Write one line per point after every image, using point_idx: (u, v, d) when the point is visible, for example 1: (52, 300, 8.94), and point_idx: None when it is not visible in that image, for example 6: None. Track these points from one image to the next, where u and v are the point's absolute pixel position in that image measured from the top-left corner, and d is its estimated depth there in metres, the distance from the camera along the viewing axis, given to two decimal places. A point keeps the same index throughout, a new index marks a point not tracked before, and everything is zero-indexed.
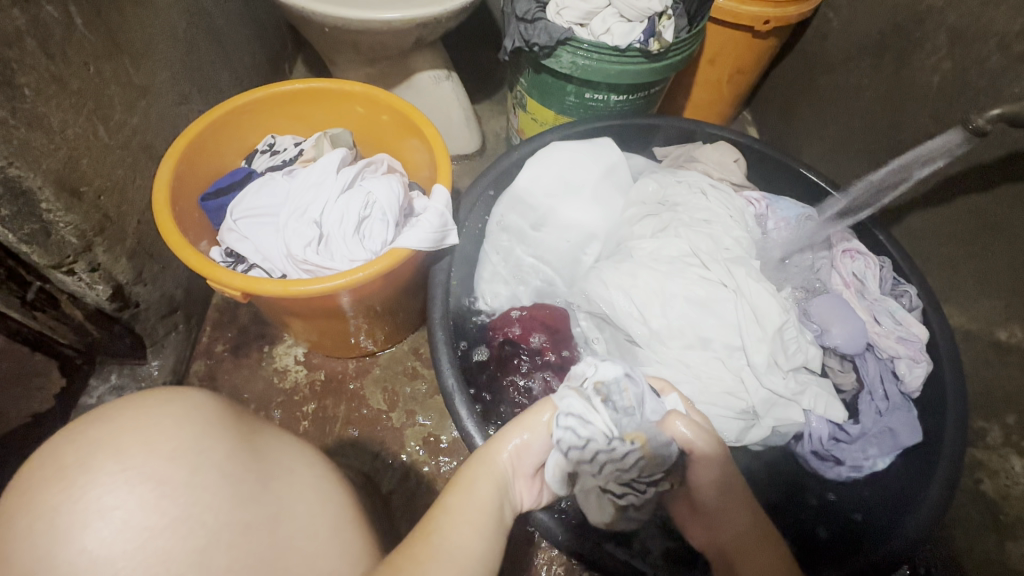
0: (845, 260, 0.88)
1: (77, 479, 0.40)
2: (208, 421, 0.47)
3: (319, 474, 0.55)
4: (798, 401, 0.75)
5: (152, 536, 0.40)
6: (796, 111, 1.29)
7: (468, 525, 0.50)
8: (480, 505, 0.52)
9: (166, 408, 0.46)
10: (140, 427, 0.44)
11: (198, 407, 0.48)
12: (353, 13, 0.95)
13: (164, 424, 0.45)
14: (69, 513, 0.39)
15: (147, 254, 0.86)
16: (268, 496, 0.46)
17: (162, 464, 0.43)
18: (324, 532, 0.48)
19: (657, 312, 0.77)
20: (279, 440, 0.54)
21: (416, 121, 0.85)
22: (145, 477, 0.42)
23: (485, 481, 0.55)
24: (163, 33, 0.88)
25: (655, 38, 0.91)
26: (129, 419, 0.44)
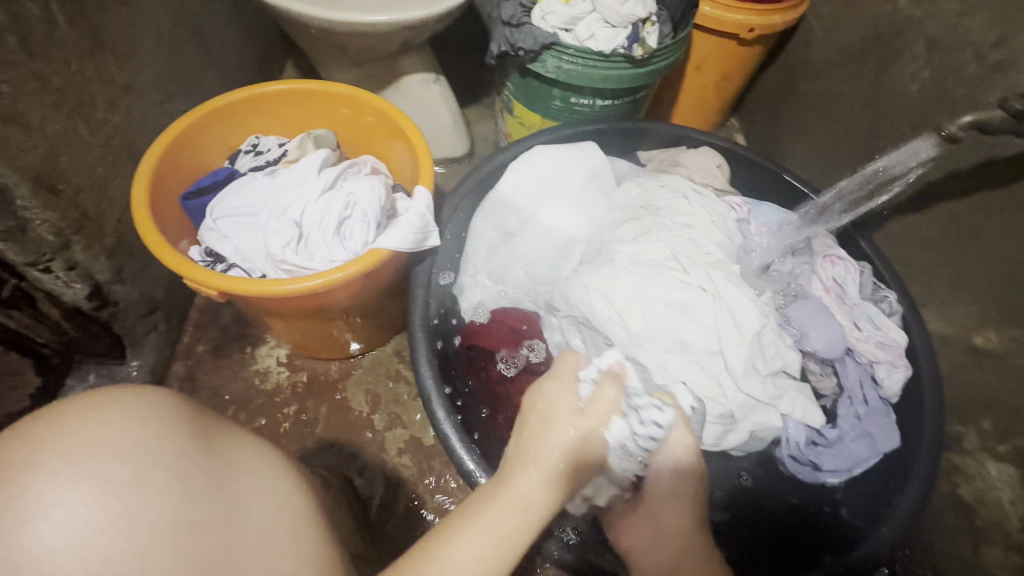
0: (827, 265, 0.88)
1: (19, 477, 0.40)
2: (161, 417, 0.47)
3: (282, 477, 0.55)
4: (776, 406, 0.75)
5: (95, 532, 0.40)
6: (781, 119, 1.30)
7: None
8: (484, 555, 0.47)
9: (119, 404, 0.45)
10: (88, 422, 0.43)
11: (154, 403, 0.47)
12: (340, 15, 0.95)
13: (113, 420, 0.44)
14: (11, 509, 0.39)
15: (127, 253, 0.85)
16: (220, 495, 0.46)
17: (108, 462, 0.42)
18: (278, 534, 0.48)
19: (637, 316, 0.77)
20: (242, 440, 0.54)
21: (400, 123, 0.85)
22: (88, 474, 0.41)
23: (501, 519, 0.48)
24: (148, 33, 0.88)
25: (639, 43, 0.92)
26: (79, 414, 0.44)
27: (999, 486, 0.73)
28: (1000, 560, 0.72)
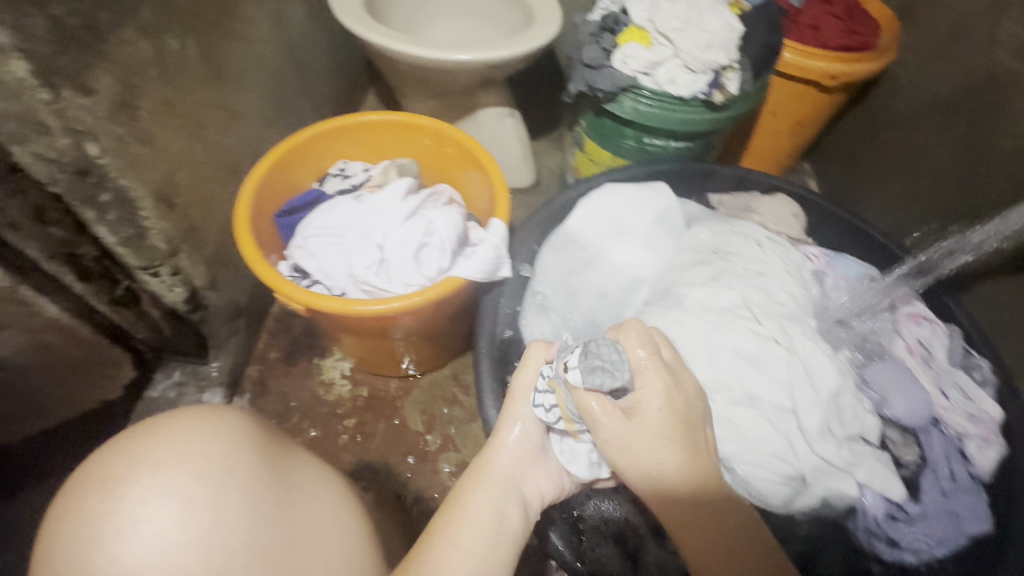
0: (911, 325, 0.84)
1: (114, 492, 0.44)
2: (236, 437, 0.50)
3: (339, 499, 0.58)
4: (852, 473, 0.71)
5: (183, 543, 0.43)
6: (858, 166, 1.26)
7: (475, 552, 0.54)
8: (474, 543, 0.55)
9: (201, 425, 0.50)
10: (176, 443, 0.47)
11: (230, 426, 0.52)
12: (428, 53, 1.01)
13: (195, 442, 0.48)
14: (109, 522, 0.43)
15: (222, 263, 0.92)
16: (286, 520, 0.49)
17: (192, 481, 0.46)
18: (337, 556, 0.52)
19: (704, 364, 0.76)
20: (305, 462, 0.58)
21: (478, 156, 0.89)
22: (176, 493, 0.45)
23: (485, 499, 0.59)
24: (257, 64, 0.97)
25: (719, 89, 0.94)
26: (167, 431, 0.48)
27: None
28: None
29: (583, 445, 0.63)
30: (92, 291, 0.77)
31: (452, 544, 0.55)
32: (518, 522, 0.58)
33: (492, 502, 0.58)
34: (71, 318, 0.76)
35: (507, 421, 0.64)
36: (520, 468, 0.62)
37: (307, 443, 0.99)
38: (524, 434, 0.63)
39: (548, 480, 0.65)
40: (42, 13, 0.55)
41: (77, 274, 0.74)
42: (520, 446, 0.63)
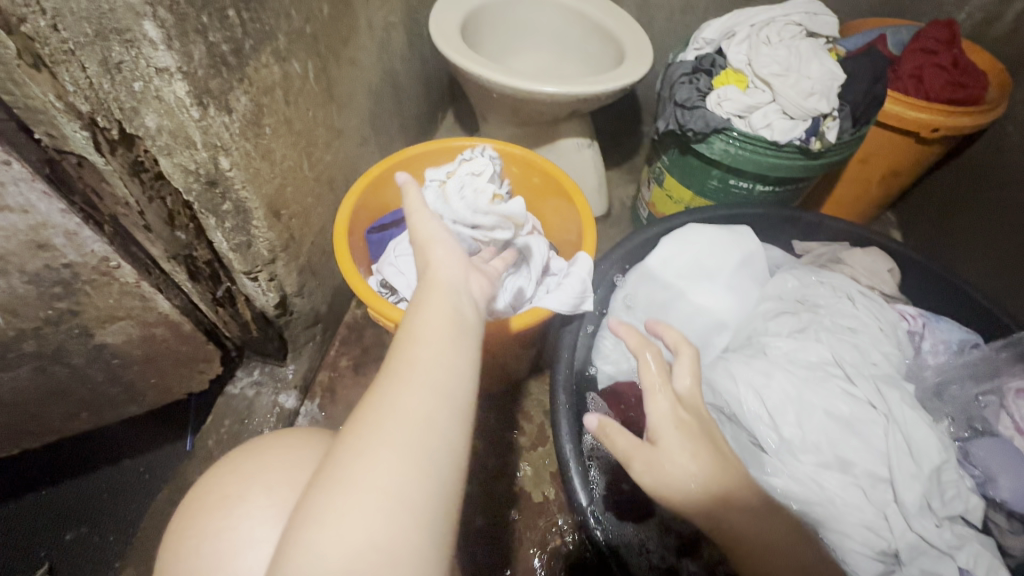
0: (1021, 403, 0.75)
1: (234, 508, 0.52)
2: (327, 454, 0.57)
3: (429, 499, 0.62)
4: (953, 557, 0.65)
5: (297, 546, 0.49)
6: (957, 222, 1.19)
7: (428, 367, 0.42)
8: (434, 381, 0.41)
9: (306, 446, 0.57)
10: (285, 464, 0.55)
11: (331, 446, 0.57)
12: (521, 84, 1.04)
13: (299, 463, 0.54)
14: (232, 536, 0.51)
15: (311, 271, 0.97)
16: None
17: (295, 495, 0.52)
18: None
19: (791, 420, 0.73)
20: None
21: (568, 188, 0.91)
22: (284, 510, 0.51)
23: (434, 319, 0.45)
24: (362, 86, 1.02)
25: (817, 137, 0.91)
26: (273, 456, 0.56)
27: None
28: None
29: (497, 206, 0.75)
30: (199, 290, 0.82)
31: (412, 366, 0.42)
32: (476, 329, 0.47)
33: (445, 316, 0.46)
34: (179, 315, 0.81)
35: (428, 246, 0.53)
36: (463, 279, 0.51)
37: None
38: (449, 250, 0.53)
39: (489, 289, 0.54)
40: (204, 40, 0.59)
41: (188, 273, 0.79)
42: (457, 264, 0.52)
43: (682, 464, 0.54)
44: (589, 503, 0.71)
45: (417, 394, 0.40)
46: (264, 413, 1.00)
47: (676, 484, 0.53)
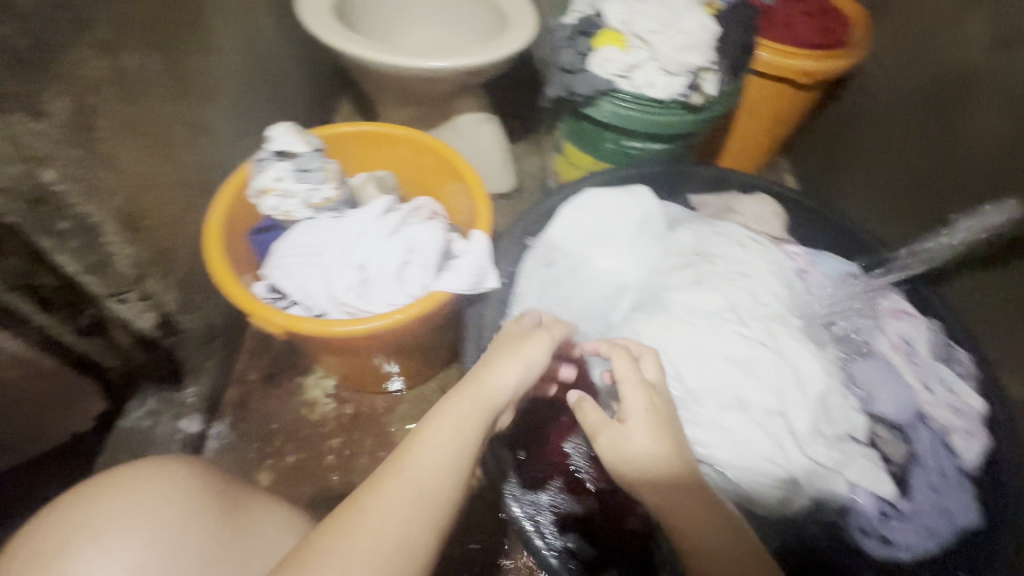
0: (893, 322, 0.85)
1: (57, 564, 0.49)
2: (178, 497, 0.55)
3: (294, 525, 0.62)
4: (842, 473, 0.71)
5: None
6: (838, 162, 1.26)
7: (443, 475, 0.48)
8: (439, 484, 0.48)
9: (153, 485, 0.54)
10: (127, 509, 0.52)
11: (182, 484, 0.56)
12: (402, 61, 0.99)
13: (143, 508, 0.52)
14: None
15: (195, 284, 0.89)
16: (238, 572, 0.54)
17: (138, 543, 0.51)
18: None
19: (692, 370, 0.76)
20: (262, 505, 0.62)
21: (459, 167, 0.88)
22: (122, 561, 0.50)
23: (467, 427, 0.52)
24: (227, 77, 0.93)
25: (697, 90, 0.93)
26: (110, 498, 0.53)
27: None
28: None
29: (326, 190, 0.82)
30: (55, 322, 0.71)
31: (422, 475, 0.48)
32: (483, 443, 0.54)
33: (472, 429, 0.52)
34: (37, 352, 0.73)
35: (511, 356, 0.58)
36: (503, 399, 0.57)
37: (289, 466, 0.96)
38: (525, 372, 0.59)
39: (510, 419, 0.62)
40: None
41: (37, 305, 0.68)
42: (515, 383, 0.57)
43: (643, 444, 0.56)
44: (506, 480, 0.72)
45: (421, 509, 0.46)
46: (165, 443, 0.92)
47: (638, 464, 0.56)
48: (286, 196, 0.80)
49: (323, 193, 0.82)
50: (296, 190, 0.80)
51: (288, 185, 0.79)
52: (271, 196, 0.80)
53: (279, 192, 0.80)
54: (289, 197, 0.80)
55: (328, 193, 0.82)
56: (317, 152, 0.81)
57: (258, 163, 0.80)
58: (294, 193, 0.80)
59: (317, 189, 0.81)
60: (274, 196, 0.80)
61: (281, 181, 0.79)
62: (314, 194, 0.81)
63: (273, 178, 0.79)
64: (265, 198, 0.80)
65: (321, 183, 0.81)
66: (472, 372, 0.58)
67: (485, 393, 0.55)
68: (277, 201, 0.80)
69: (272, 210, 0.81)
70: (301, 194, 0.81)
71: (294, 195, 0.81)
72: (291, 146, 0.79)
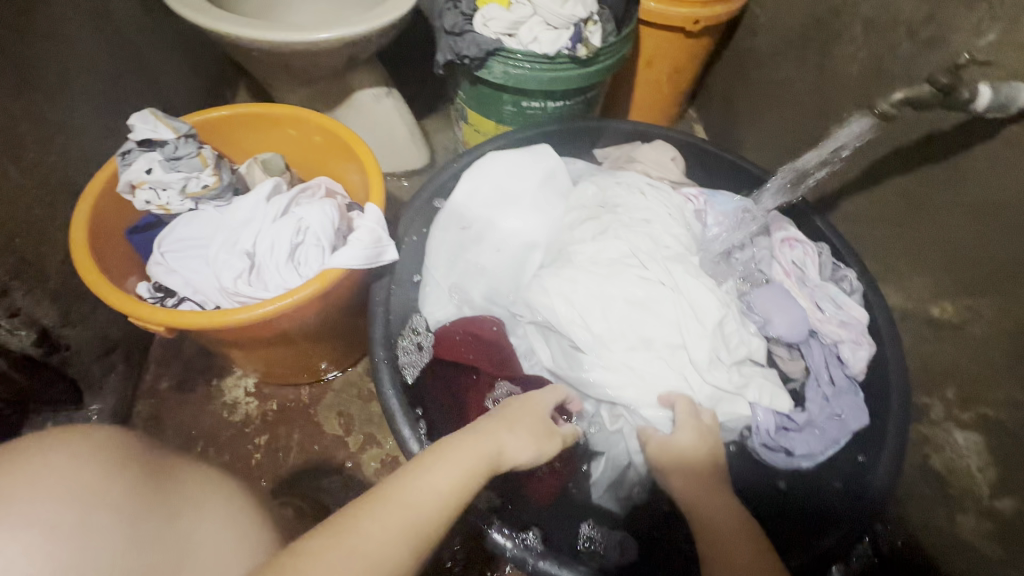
0: (784, 250, 0.89)
1: None
2: (113, 461, 0.42)
3: (235, 505, 0.52)
4: (743, 395, 0.76)
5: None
6: (735, 106, 1.30)
7: (429, 506, 0.48)
8: (433, 509, 0.47)
9: (65, 444, 0.41)
10: (34, 467, 0.39)
11: (100, 443, 0.43)
12: (273, 36, 0.92)
13: (56, 464, 0.39)
14: None
15: (75, 294, 0.83)
16: (174, 536, 0.44)
17: (53, 505, 0.38)
18: (238, 557, 0.47)
19: (598, 317, 0.78)
20: (192, 471, 0.51)
21: (348, 141, 0.85)
22: (31, 523, 0.36)
23: (474, 462, 0.53)
24: (80, 67, 0.85)
25: (583, 43, 0.92)
26: (22, 458, 0.39)
27: (967, 453, 0.74)
28: (975, 528, 0.73)
29: (204, 177, 0.77)
30: None
31: (412, 505, 0.47)
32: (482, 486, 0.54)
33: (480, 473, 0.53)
34: None
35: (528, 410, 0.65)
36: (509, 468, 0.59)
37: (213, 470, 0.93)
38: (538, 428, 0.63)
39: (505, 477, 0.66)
40: None
41: None
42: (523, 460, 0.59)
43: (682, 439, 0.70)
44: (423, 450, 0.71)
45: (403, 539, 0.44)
46: None
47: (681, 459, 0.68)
48: (160, 189, 0.75)
49: (201, 181, 0.77)
50: (169, 181, 0.75)
51: (160, 177, 0.74)
52: (143, 190, 0.75)
53: (152, 185, 0.75)
54: (163, 188, 0.76)
55: (205, 181, 0.77)
56: (187, 138, 0.76)
57: (122, 155, 0.74)
58: (169, 185, 0.76)
59: (193, 178, 0.77)
60: (147, 191, 0.75)
61: (152, 174, 0.74)
62: (191, 183, 0.77)
63: (142, 170, 0.74)
64: (138, 193, 0.75)
65: (198, 170, 0.77)
66: (493, 425, 0.60)
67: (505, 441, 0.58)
68: (152, 194, 0.76)
69: (148, 205, 0.76)
70: (176, 185, 0.76)
71: (169, 186, 0.76)
72: (156, 133, 0.74)
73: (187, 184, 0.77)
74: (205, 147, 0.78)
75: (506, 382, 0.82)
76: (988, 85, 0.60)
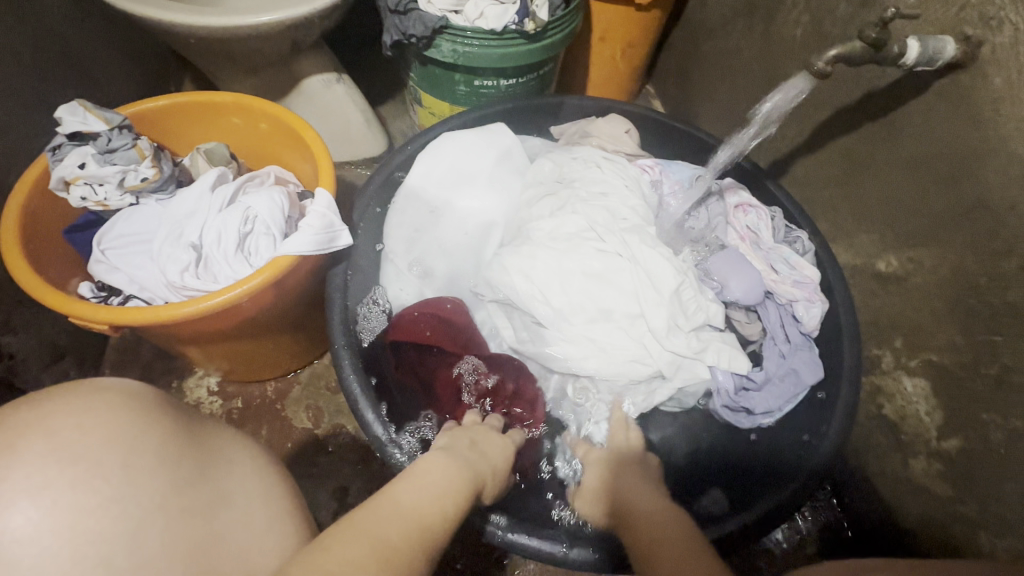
0: (738, 215, 0.91)
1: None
2: (151, 409, 0.45)
3: (264, 465, 0.53)
4: (702, 359, 0.78)
5: (78, 519, 0.37)
6: (689, 78, 1.31)
7: (431, 508, 0.50)
8: (434, 506, 0.50)
9: (107, 396, 0.43)
10: (83, 411, 0.41)
11: (138, 397, 0.45)
12: (208, 21, 0.89)
13: (102, 409, 0.42)
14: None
15: (14, 300, 0.80)
16: (205, 484, 0.45)
17: (101, 444, 0.40)
18: (264, 520, 0.47)
19: (557, 291, 0.78)
20: (227, 435, 0.53)
21: (293, 127, 0.82)
22: (77, 458, 0.39)
23: (462, 472, 0.57)
24: (1, 61, 0.81)
25: (530, 17, 0.90)
26: (65, 402, 0.41)
27: (915, 399, 0.77)
28: (925, 469, 0.77)
29: (142, 169, 0.74)
30: None
31: (416, 509, 0.48)
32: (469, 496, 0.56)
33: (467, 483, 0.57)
34: None
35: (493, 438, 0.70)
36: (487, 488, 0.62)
37: None
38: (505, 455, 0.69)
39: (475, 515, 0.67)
40: None
41: None
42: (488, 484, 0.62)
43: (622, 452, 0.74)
44: (389, 433, 0.71)
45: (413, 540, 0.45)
46: None
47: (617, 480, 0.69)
48: (96, 184, 0.73)
49: (140, 174, 0.74)
50: (105, 176, 0.72)
51: (94, 172, 0.72)
52: (77, 186, 0.72)
53: (87, 180, 0.72)
54: (100, 183, 0.73)
55: (144, 173, 0.74)
56: (121, 129, 0.72)
57: (53, 150, 0.71)
58: (106, 180, 0.73)
59: (131, 171, 0.74)
60: (82, 187, 0.72)
61: (84, 169, 0.71)
62: (129, 177, 0.74)
63: (75, 166, 0.71)
64: (72, 189, 0.72)
65: (135, 163, 0.74)
66: (468, 448, 0.65)
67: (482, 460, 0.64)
68: (87, 190, 0.73)
69: (85, 202, 0.74)
70: (113, 179, 0.73)
71: (106, 181, 0.73)
72: (86, 125, 0.70)
73: (125, 178, 0.74)
74: (142, 138, 0.75)
75: (472, 359, 0.83)
76: (916, 38, 0.63)
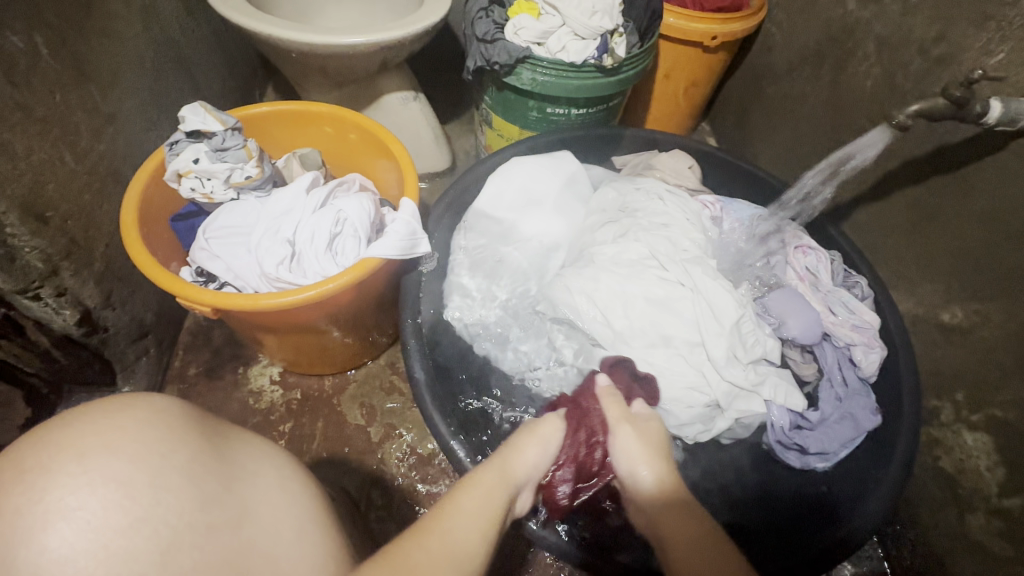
0: (798, 255, 0.93)
1: (39, 482, 0.40)
2: (179, 428, 0.47)
3: (290, 475, 0.54)
4: (759, 392, 0.80)
5: (109, 540, 0.39)
6: (749, 119, 1.34)
7: (465, 533, 0.47)
8: (473, 535, 0.47)
9: (132, 410, 0.46)
10: (105, 428, 0.44)
11: (160, 412, 0.47)
12: (313, 39, 0.96)
13: (126, 428, 0.44)
14: (33, 514, 0.39)
15: (115, 277, 0.86)
16: (231, 497, 0.46)
17: (121, 462, 0.42)
18: (289, 531, 0.47)
19: (620, 314, 0.82)
20: (252, 443, 0.54)
21: (383, 139, 0.88)
22: (107, 479, 0.41)
23: (495, 486, 0.54)
24: (130, 63, 0.90)
25: (608, 53, 0.97)
26: (93, 420, 0.44)
27: (976, 454, 0.76)
28: (983, 527, 0.76)
29: (247, 168, 0.80)
30: None
31: (452, 533, 0.47)
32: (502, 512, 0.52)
33: (499, 498, 0.53)
34: None
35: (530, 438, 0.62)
36: (524, 478, 0.58)
37: None
38: (541, 453, 0.61)
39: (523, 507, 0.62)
40: None
41: None
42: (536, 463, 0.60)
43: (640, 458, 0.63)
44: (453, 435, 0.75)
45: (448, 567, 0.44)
46: None
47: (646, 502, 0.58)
48: (204, 178, 0.79)
49: (245, 172, 0.80)
50: (214, 172, 0.78)
51: (204, 166, 0.77)
52: (187, 179, 0.78)
53: (196, 174, 0.78)
54: (208, 178, 0.79)
55: (249, 172, 0.80)
56: (233, 131, 0.79)
57: (171, 145, 0.78)
58: (214, 174, 0.79)
59: (237, 168, 0.79)
60: (191, 180, 0.78)
61: (197, 164, 0.77)
62: (234, 174, 0.80)
63: (190, 160, 0.77)
64: (182, 181, 0.79)
65: (242, 162, 0.80)
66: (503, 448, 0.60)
67: (514, 459, 0.59)
68: (194, 183, 0.79)
69: (193, 193, 0.80)
70: (220, 175, 0.79)
71: (213, 176, 0.79)
72: (205, 125, 0.77)
73: (230, 175, 0.80)
74: (251, 140, 0.81)
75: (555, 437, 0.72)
76: (998, 99, 0.65)
